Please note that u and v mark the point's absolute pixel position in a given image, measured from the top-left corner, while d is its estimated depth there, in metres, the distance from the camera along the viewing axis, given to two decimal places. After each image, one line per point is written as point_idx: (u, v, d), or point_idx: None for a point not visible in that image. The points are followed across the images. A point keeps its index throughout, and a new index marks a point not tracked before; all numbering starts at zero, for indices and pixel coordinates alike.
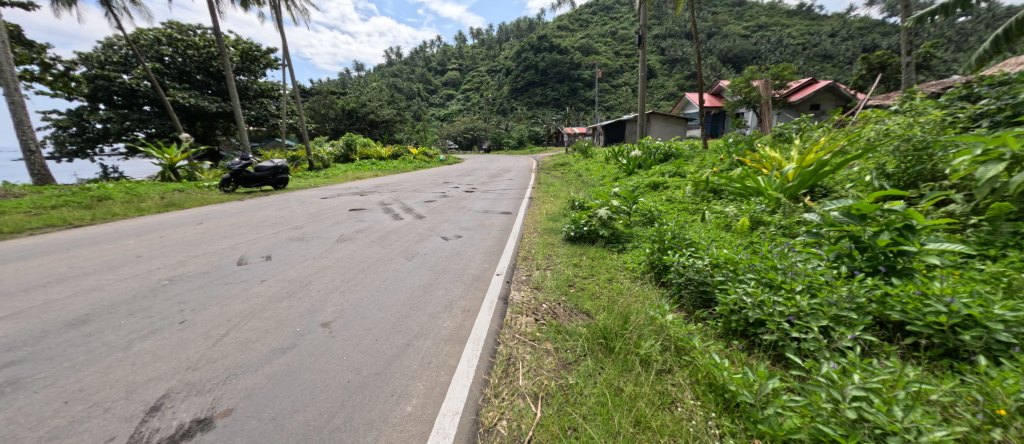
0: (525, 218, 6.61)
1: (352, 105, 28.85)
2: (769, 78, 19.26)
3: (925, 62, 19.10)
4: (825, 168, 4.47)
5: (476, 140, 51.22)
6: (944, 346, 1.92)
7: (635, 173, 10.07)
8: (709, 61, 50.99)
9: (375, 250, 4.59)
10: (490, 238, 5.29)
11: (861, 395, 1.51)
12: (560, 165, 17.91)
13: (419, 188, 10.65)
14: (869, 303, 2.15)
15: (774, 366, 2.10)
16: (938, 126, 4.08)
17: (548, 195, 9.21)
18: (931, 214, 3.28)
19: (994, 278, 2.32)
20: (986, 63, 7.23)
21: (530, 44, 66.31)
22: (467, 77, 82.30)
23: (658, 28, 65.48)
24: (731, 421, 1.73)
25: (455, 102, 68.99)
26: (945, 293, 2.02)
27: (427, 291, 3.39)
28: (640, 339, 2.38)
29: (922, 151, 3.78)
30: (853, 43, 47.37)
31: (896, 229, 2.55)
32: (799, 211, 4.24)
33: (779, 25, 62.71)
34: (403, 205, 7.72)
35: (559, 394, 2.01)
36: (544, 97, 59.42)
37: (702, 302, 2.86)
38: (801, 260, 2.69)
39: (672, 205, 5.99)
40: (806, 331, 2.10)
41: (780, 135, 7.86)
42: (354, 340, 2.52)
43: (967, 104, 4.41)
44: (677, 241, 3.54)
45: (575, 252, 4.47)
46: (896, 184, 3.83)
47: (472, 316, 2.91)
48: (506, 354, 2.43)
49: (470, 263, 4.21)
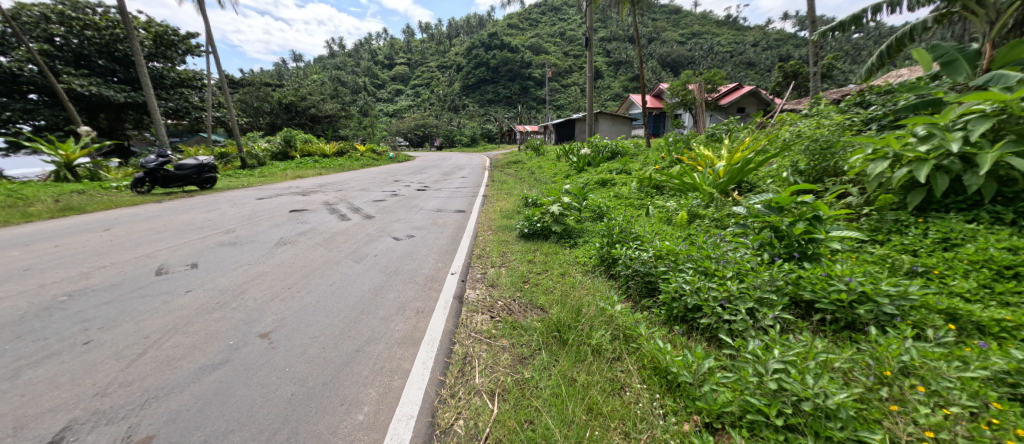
0: (480, 215, 6.59)
1: (290, 98, 26.72)
2: (702, 83, 20.78)
3: (829, 72, 21.69)
4: (750, 166, 4.94)
5: (428, 138, 50.21)
6: (845, 320, 2.22)
7: (585, 170, 10.46)
8: (650, 64, 53.94)
9: (320, 253, 4.34)
10: (443, 237, 5.22)
11: (781, 367, 1.70)
12: (514, 162, 18.19)
13: (367, 187, 10.21)
14: (786, 285, 2.42)
15: (710, 347, 2.29)
16: (840, 129, 4.68)
17: (502, 192, 9.27)
18: (835, 205, 3.75)
19: (881, 259, 2.74)
20: (874, 74, 8.34)
21: (480, 40, 65.79)
22: (417, 71, 79.86)
23: (604, 32, 68.35)
24: (673, 401, 1.85)
25: (405, 98, 66.86)
26: (845, 274, 2.33)
27: (378, 293, 3.27)
28: (591, 331, 2.48)
29: (827, 150, 4.33)
30: (772, 52, 52.46)
31: (807, 219, 2.90)
32: (728, 205, 4.67)
33: (710, 33, 67.95)
34: (350, 205, 7.35)
35: (515, 389, 2.04)
36: (496, 96, 59.62)
37: (647, 291, 3.04)
38: (731, 249, 2.97)
39: (619, 200, 6.32)
40: (736, 313, 2.31)
41: (713, 135, 8.60)
42: (299, 349, 2.37)
43: (861, 110, 5.12)
44: (625, 235, 3.73)
45: (529, 248, 4.55)
46: (807, 179, 4.37)
47: (427, 317, 2.86)
48: (461, 353, 2.42)
49: (423, 264, 4.11)
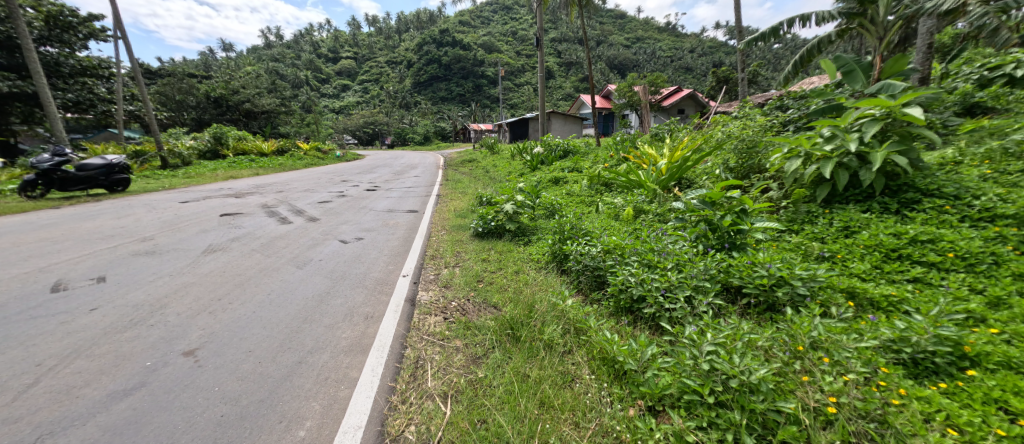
0: (433, 215, 6.46)
1: (220, 91, 24.08)
2: (646, 85, 21.92)
3: (756, 78, 23.82)
4: (688, 164, 5.30)
5: (378, 136, 48.29)
6: (767, 303, 2.46)
7: (538, 169, 10.63)
8: (598, 66, 55.94)
9: (256, 259, 4.01)
10: (395, 238, 5.05)
11: (713, 349, 1.84)
12: (468, 161, 18.03)
13: (311, 187, 9.61)
14: (718, 273, 2.63)
15: (653, 335, 2.43)
16: (764, 130, 5.17)
17: (456, 191, 9.16)
18: (760, 199, 4.14)
19: (797, 246, 3.07)
20: (791, 81, 9.27)
21: (430, 36, 64.35)
22: (364, 66, 76.44)
23: (555, 33, 69.74)
24: (620, 388, 1.94)
25: (352, 93, 63.83)
26: (767, 261, 2.58)
27: (323, 300, 3.09)
28: (543, 326, 2.54)
29: (752, 149, 4.76)
30: (707, 58, 56.55)
31: (736, 212, 3.18)
32: (670, 200, 4.98)
33: (652, 38, 71.85)
34: (292, 207, 6.88)
35: (468, 389, 2.03)
36: (449, 93, 58.69)
37: (596, 285, 3.16)
38: (671, 241, 3.18)
39: (571, 198, 6.51)
40: (675, 302, 2.47)
41: (657, 135, 9.12)
42: (231, 366, 2.18)
43: (781, 113, 5.68)
44: (575, 231, 3.84)
45: (483, 247, 4.53)
46: (736, 176, 4.78)
47: (376, 322, 2.75)
48: (413, 357, 2.35)
49: (373, 267, 3.95)
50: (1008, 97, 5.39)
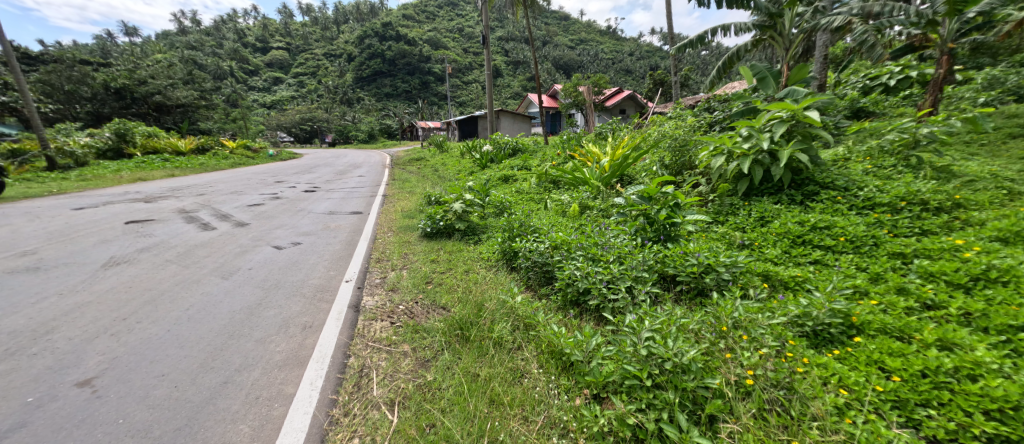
0: (379, 216, 6.20)
1: (123, 80, 20.08)
2: (590, 86, 22.75)
3: (687, 81, 25.71)
4: (627, 161, 5.59)
5: (317, 133, 45.23)
6: (698, 288, 2.67)
7: (488, 167, 10.60)
8: (544, 66, 57.05)
9: (172, 271, 3.58)
10: (336, 242, 4.77)
11: (650, 335, 1.97)
12: (416, 159, 17.51)
13: (239, 189, 8.77)
14: (655, 264, 2.81)
15: (597, 325, 2.54)
16: (693, 130, 5.60)
17: (404, 191, 8.86)
18: (691, 193, 4.49)
19: (722, 236, 3.37)
20: (716, 85, 10.13)
21: (372, 29, 61.46)
22: (298, 58, 71.14)
23: (501, 32, 69.92)
24: (567, 380, 2.00)
25: (285, 86, 59.16)
26: (696, 251, 2.81)
27: (254, 312, 2.83)
28: (493, 324, 2.54)
29: (684, 148, 5.14)
30: (645, 62, 59.99)
31: (670, 206, 3.41)
32: (612, 196, 5.23)
33: (595, 41, 74.75)
34: (216, 212, 6.24)
35: (416, 394, 1.98)
36: (394, 89, 56.55)
37: (545, 280, 3.24)
38: (613, 235, 3.33)
39: (521, 195, 6.58)
40: (617, 292, 2.60)
41: (600, 134, 9.51)
42: (140, 393, 1.93)
43: (708, 114, 6.19)
44: (524, 228, 3.88)
45: (432, 248, 4.43)
46: (670, 172, 5.13)
47: (315, 332, 2.58)
48: (357, 366, 2.24)
49: (311, 273, 3.70)
50: (884, 103, 6.33)
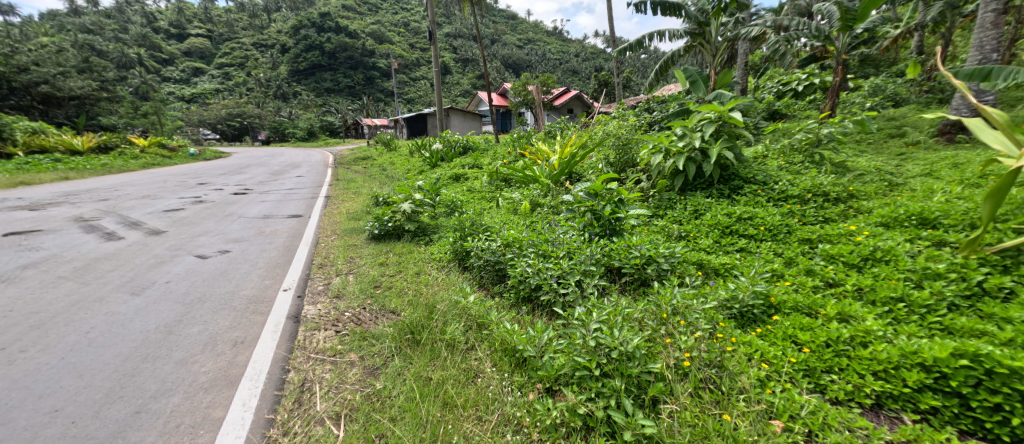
0: (321, 219, 5.83)
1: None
2: (539, 85, 23.12)
3: (629, 83, 27.03)
4: (575, 159, 5.77)
5: (248, 130, 41.49)
6: (641, 278, 2.83)
7: (438, 166, 10.39)
8: (493, 64, 57.01)
9: (67, 289, 3.10)
10: (272, 248, 4.41)
11: (598, 326, 2.04)
12: (362, 158, 16.71)
13: (153, 193, 7.80)
14: (602, 257, 2.93)
15: (548, 320, 2.60)
16: (635, 129, 5.91)
17: (348, 191, 8.41)
18: (633, 189, 4.73)
19: (662, 228, 3.59)
20: (655, 86, 10.72)
21: (308, 19, 57.48)
22: (223, 46, 64.67)
23: (448, 28, 68.77)
24: (521, 376, 2.02)
25: (208, 78, 53.50)
26: (639, 244, 2.96)
27: (173, 330, 2.54)
28: (445, 325, 2.50)
29: (626, 146, 5.40)
30: (590, 63, 62.18)
31: (614, 202, 3.58)
32: (561, 193, 5.36)
33: (542, 41, 76.07)
34: (125, 219, 5.50)
35: (364, 405, 1.89)
36: (335, 84, 53.42)
37: (497, 278, 3.25)
38: (562, 231, 3.42)
39: (472, 194, 6.53)
40: (567, 287, 2.67)
41: (550, 132, 9.71)
42: (26, 434, 1.65)
43: (647, 115, 6.56)
44: (475, 227, 3.85)
45: (380, 251, 4.25)
46: (614, 170, 5.37)
47: (248, 347, 2.37)
48: (298, 381, 2.09)
49: (243, 283, 3.38)
50: (794, 107, 7.12)
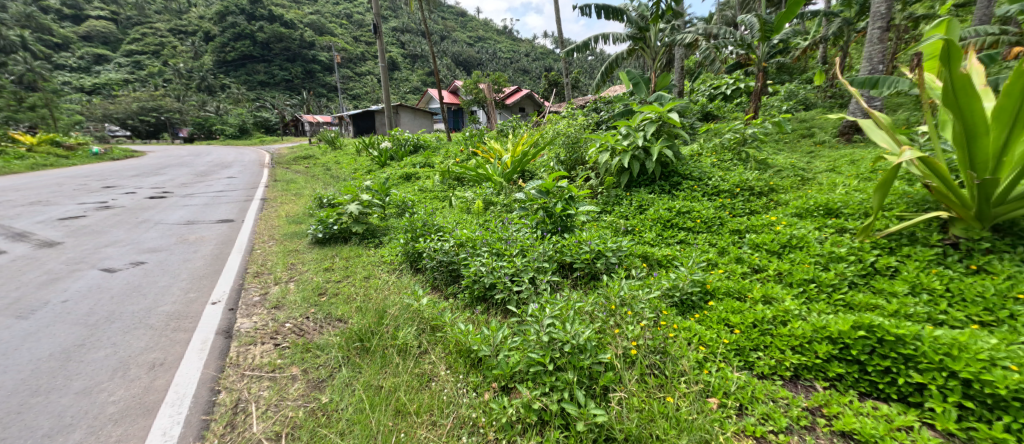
0: (256, 223, 5.37)
1: None
2: (490, 83, 23.09)
3: (578, 83, 27.85)
4: (527, 157, 5.83)
5: (167, 126, 37.19)
6: (591, 272, 2.92)
7: (388, 165, 10.01)
8: (443, 61, 55.97)
9: None
10: (198, 257, 3.99)
11: (552, 322, 2.08)
12: (303, 157, 15.65)
13: (46, 199, 6.73)
14: (554, 254, 2.99)
15: (503, 318, 2.61)
16: (583, 128, 6.10)
17: (288, 193, 7.84)
18: (583, 186, 4.88)
19: (610, 223, 3.75)
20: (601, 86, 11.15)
21: (236, 6, 52.63)
22: (132, 31, 57.27)
23: (395, 23, 66.44)
24: (476, 376, 2.01)
25: (114, 67, 47.04)
26: (588, 239, 3.06)
27: (73, 356, 2.20)
28: (397, 330, 2.41)
29: (575, 145, 5.56)
30: (540, 63, 63.20)
31: (565, 199, 3.67)
32: (514, 191, 5.39)
33: (492, 40, 76.03)
34: (7, 230, 4.68)
35: (309, 421, 1.77)
36: (269, 78, 49.47)
37: (451, 279, 3.20)
38: (516, 229, 3.43)
39: (424, 194, 6.36)
40: (521, 284, 2.69)
41: (502, 131, 9.74)
42: None
43: (594, 114, 6.80)
44: (427, 227, 3.75)
45: (325, 255, 4.00)
46: (564, 168, 5.50)
47: (170, 369, 2.12)
48: (230, 402, 1.91)
49: (163, 298, 3.02)
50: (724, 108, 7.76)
